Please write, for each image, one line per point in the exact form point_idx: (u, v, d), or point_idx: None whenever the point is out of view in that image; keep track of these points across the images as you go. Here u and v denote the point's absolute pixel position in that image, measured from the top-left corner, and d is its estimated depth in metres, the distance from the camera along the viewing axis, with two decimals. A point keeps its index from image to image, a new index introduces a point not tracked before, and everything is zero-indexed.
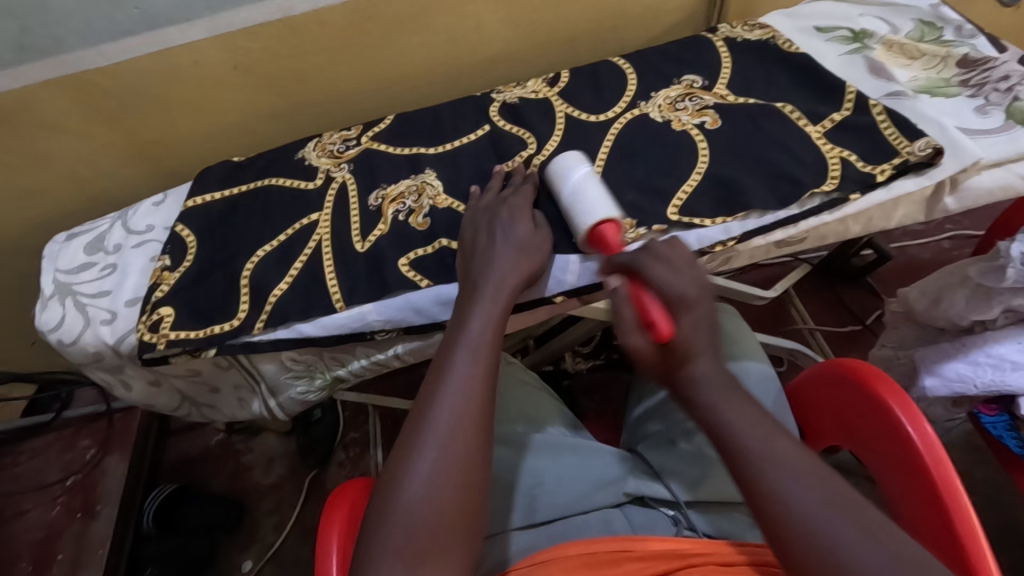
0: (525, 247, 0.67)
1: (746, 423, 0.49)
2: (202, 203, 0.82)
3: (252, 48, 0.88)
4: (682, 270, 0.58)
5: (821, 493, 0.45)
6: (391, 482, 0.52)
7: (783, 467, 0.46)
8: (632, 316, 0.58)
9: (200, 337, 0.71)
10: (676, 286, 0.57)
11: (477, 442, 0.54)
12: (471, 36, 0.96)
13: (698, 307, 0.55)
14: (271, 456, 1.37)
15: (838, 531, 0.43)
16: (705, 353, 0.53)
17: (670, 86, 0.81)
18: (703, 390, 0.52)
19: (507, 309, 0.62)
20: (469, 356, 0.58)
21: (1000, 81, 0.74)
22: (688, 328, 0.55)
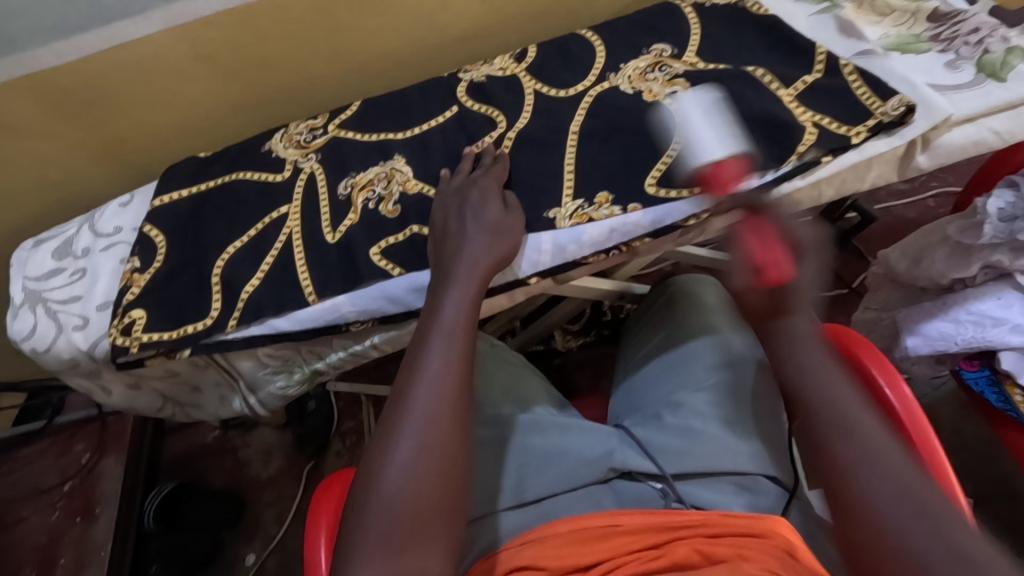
0: (496, 229, 0.65)
1: (835, 389, 0.49)
2: (169, 202, 0.81)
3: (211, 38, 0.85)
4: (800, 224, 0.59)
5: (894, 481, 0.44)
6: (369, 474, 0.52)
7: (857, 438, 0.46)
8: (740, 258, 0.57)
9: (173, 337, 0.70)
10: (802, 232, 0.56)
11: (456, 429, 0.54)
12: (437, 14, 0.94)
13: (816, 257, 0.55)
14: (269, 449, 1.37)
15: (902, 521, 0.42)
16: (806, 311, 0.53)
17: (639, 56, 0.79)
18: (798, 345, 0.52)
19: (480, 291, 0.61)
20: (444, 343, 0.57)
21: (970, 34, 0.72)
22: (804, 275, 0.54)
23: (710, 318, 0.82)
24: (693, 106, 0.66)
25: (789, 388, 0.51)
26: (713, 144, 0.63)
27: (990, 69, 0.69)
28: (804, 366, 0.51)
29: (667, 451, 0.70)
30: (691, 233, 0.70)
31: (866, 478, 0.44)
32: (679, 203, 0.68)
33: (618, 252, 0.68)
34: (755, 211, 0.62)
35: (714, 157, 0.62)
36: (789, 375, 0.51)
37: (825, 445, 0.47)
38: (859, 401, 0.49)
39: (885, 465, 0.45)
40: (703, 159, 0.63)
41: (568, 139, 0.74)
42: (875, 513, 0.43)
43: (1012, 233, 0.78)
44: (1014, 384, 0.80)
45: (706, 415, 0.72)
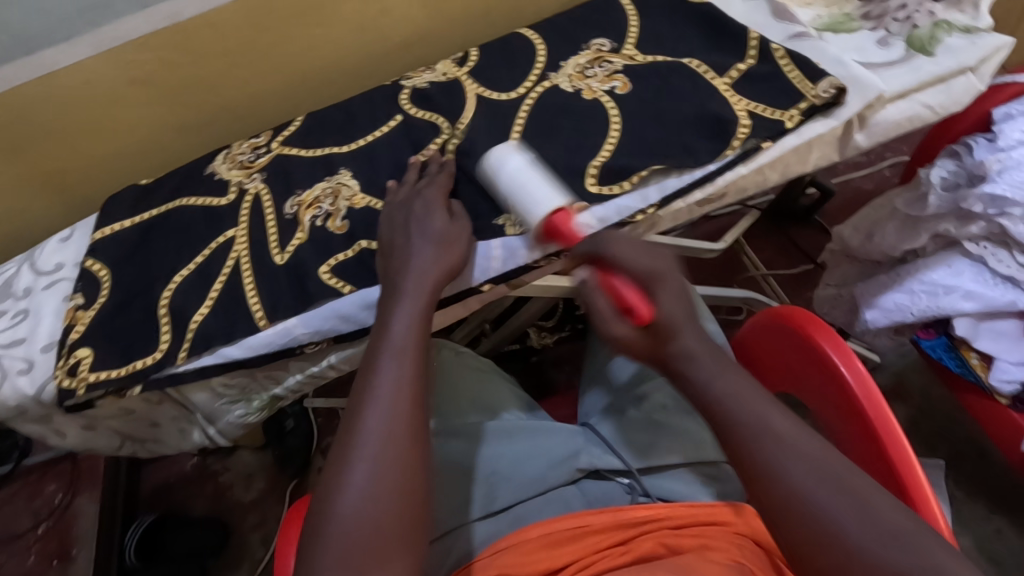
0: (444, 239, 0.65)
1: (727, 380, 0.49)
2: (111, 233, 0.78)
3: (144, 61, 0.83)
4: (646, 250, 0.58)
5: (811, 469, 0.45)
6: (326, 499, 0.51)
7: (777, 442, 0.46)
8: (607, 304, 0.57)
9: (122, 375, 0.67)
10: (649, 263, 0.56)
11: (413, 448, 0.53)
12: (377, 21, 0.92)
13: (674, 285, 0.54)
14: (250, 472, 1.35)
15: (832, 513, 0.43)
16: (691, 328, 0.52)
17: (580, 52, 0.79)
18: (693, 363, 0.51)
19: (430, 307, 0.60)
20: (395, 360, 0.56)
21: (898, 9, 0.73)
22: (668, 307, 0.53)
23: None
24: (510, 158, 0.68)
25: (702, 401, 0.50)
26: (547, 197, 0.64)
27: (919, 44, 0.70)
28: (699, 378, 0.50)
29: (634, 446, 0.69)
30: (640, 228, 0.71)
31: (788, 474, 0.45)
32: (625, 199, 0.68)
33: (569, 253, 0.69)
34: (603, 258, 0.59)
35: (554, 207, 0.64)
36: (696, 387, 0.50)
37: (733, 443, 0.48)
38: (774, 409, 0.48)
39: (805, 460, 0.45)
40: (543, 210, 0.64)
41: (513, 134, 0.74)
42: (811, 521, 0.43)
43: (956, 202, 0.80)
44: (970, 348, 0.82)
45: (671, 407, 0.72)
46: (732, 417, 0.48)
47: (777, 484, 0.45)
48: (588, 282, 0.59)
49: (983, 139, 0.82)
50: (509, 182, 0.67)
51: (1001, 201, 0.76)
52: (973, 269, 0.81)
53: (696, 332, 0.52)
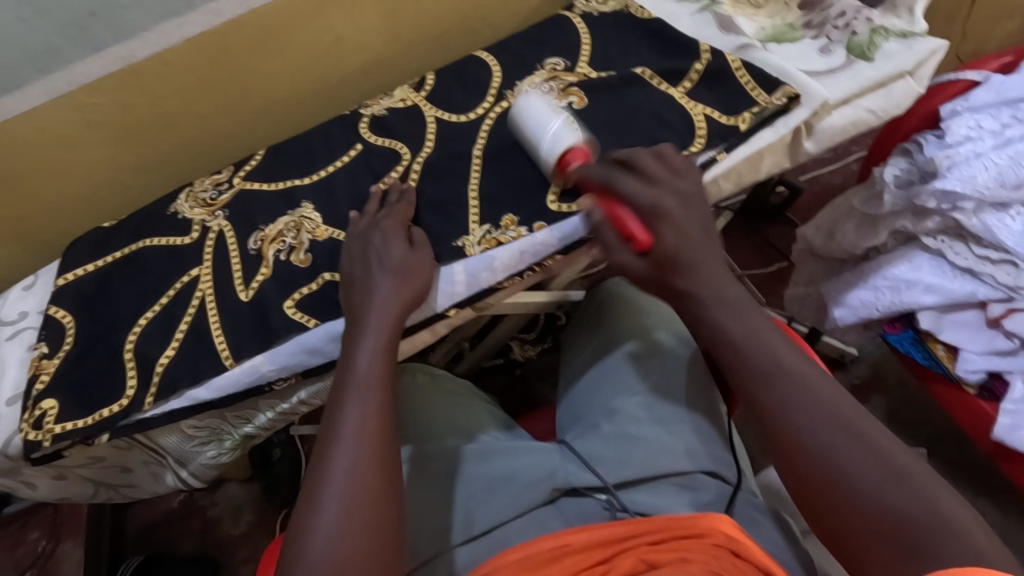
0: (404, 269, 0.64)
1: (755, 329, 0.55)
2: (74, 279, 0.78)
3: (100, 103, 0.82)
4: (660, 180, 0.60)
5: (824, 416, 0.49)
6: (296, 542, 0.50)
7: (803, 387, 0.51)
8: (614, 234, 0.61)
9: (88, 425, 0.67)
10: (649, 200, 0.58)
11: (380, 483, 0.52)
12: (334, 50, 0.92)
13: (677, 222, 0.57)
14: (238, 505, 1.33)
15: (840, 454, 0.47)
16: (696, 266, 0.57)
17: (534, 72, 0.80)
18: (723, 305, 0.56)
19: (393, 340, 0.61)
20: (360, 397, 0.56)
21: (838, 18, 0.75)
22: (670, 239, 0.57)
23: (640, 319, 0.82)
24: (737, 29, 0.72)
25: (718, 342, 0.55)
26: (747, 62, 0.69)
27: (859, 50, 0.72)
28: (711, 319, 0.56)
29: (607, 462, 0.69)
30: (599, 244, 0.72)
31: (801, 417, 0.49)
32: (583, 216, 0.69)
33: (532, 272, 0.69)
34: (609, 190, 0.63)
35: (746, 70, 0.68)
36: (709, 331, 0.56)
37: (752, 390, 0.52)
38: (797, 352, 0.54)
39: (819, 406, 0.49)
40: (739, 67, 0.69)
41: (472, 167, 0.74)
42: (822, 464, 0.48)
43: (910, 199, 0.82)
44: (936, 339, 0.83)
45: (644, 420, 0.72)
46: (751, 370, 0.53)
47: (790, 426, 0.50)
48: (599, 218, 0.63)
49: (933, 135, 0.84)
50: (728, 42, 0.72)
51: (953, 197, 0.78)
52: (931, 263, 0.83)
53: (710, 275, 0.57)
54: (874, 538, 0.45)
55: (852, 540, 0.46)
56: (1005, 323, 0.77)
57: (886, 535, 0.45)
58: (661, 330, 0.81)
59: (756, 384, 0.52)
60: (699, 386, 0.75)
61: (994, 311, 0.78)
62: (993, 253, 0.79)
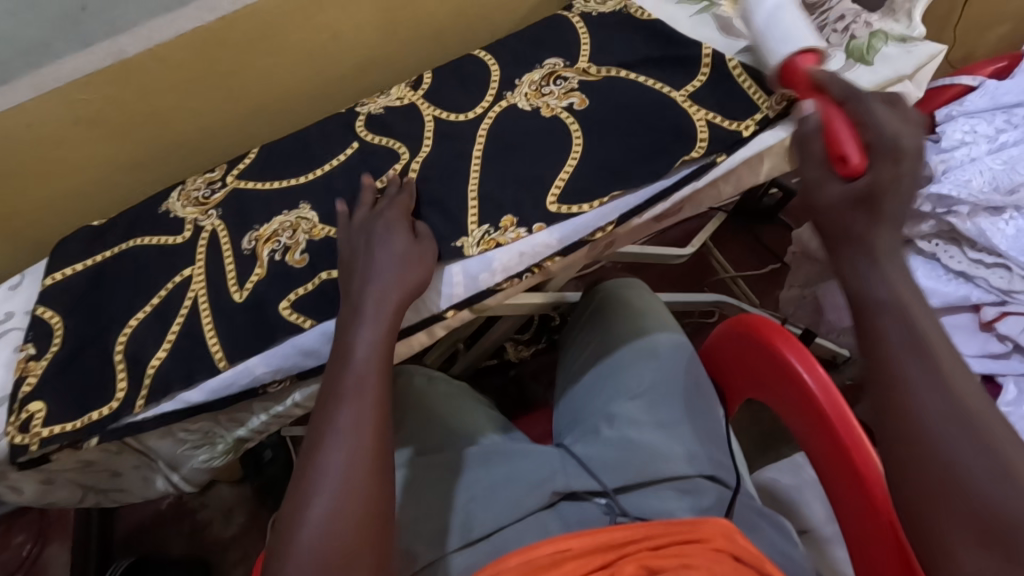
0: (407, 258, 0.64)
1: (899, 294, 0.44)
2: (62, 278, 0.76)
3: (89, 99, 0.81)
4: (900, 122, 0.53)
5: (947, 398, 0.40)
6: (286, 532, 0.49)
7: (929, 364, 0.41)
8: (821, 149, 0.52)
9: (77, 428, 0.65)
10: (887, 128, 0.51)
11: (375, 476, 0.51)
12: (330, 46, 0.91)
13: (905, 163, 0.49)
14: (229, 507, 1.31)
15: (952, 442, 0.39)
16: (895, 213, 0.47)
17: (534, 70, 0.79)
18: (867, 258, 0.46)
19: (390, 333, 0.59)
20: (358, 387, 0.55)
21: (837, 21, 0.75)
22: (888, 175, 0.48)
23: (638, 321, 0.82)
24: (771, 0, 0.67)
25: (857, 301, 0.46)
26: (797, 37, 0.63)
27: (858, 54, 0.72)
28: (857, 275, 0.46)
29: (607, 466, 0.68)
30: (600, 245, 0.72)
31: (917, 395, 0.41)
32: (584, 218, 0.69)
33: (531, 274, 0.68)
34: (840, 106, 0.56)
35: (802, 47, 0.62)
36: (856, 288, 0.46)
37: (872, 358, 0.44)
38: (940, 328, 0.43)
39: (942, 387, 0.41)
40: (790, 48, 0.63)
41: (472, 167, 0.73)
42: (932, 451, 0.40)
43: (905, 203, 0.84)
44: None
45: (644, 424, 0.71)
46: (884, 334, 0.43)
47: (907, 402, 0.41)
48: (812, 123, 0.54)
49: (929, 140, 0.85)
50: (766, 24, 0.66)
51: (949, 201, 0.79)
52: (925, 266, 0.83)
53: (892, 230, 0.47)
54: (970, 544, 0.38)
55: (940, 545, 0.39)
56: (998, 327, 0.78)
57: (985, 541, 0.37)
58: (658, 331, 0.80)
59: (879, 348, 0.43)
60: (697, 389, 0.75)
61: (987, 314, 0.79)
62: (987, 256, 0.79)
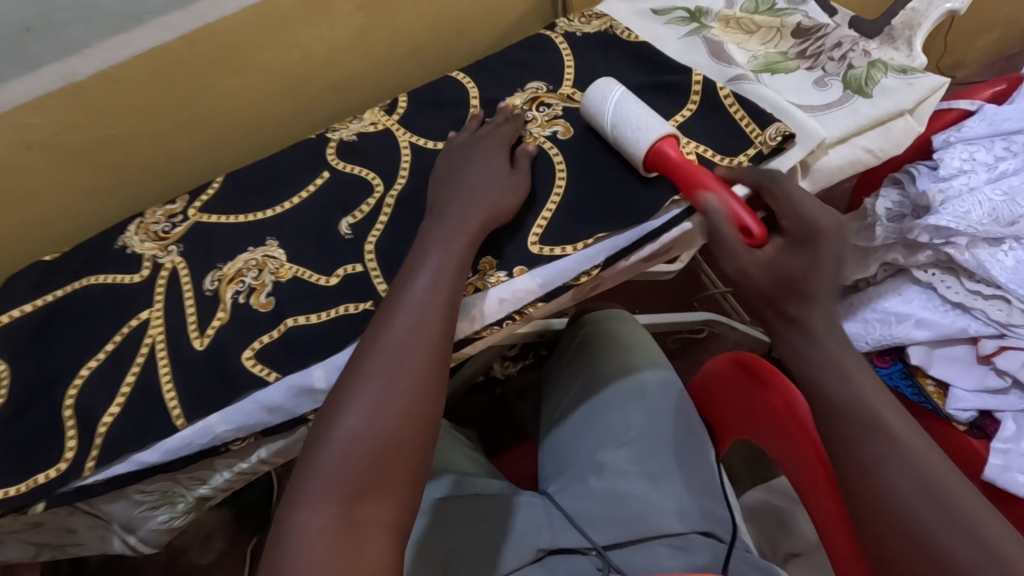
0: (501, 185, 0.65)
1: (827, 355, 0.51)
2: (10, 320, 0.71)
3: (39, 124, 0.75)
4: (817, 203, 0.58)
5: (894, 450, 0.46)
6: (325, 420, 0.50)
7: (871, 420, 0.48)
8: (732, 232, 0.57)
9: (21, 493, 0.60)
10: (802, 218, 0.57)
11: (421, 386, 0.51)
12: (301, 66, 0.86)
13: (818, 249, 0.54)
14: (206, 532, 1.23)
15: (903, 489, 0.45)
16: (821, 293, 0.52)
17: (515, 94, 0.75)
18: (801, 327, 0.52)
19: (462, 256, 0.59)
20: (398, 336, 0.53)
21: (833, 49, 0.72)
22: (807, 261, 0.53)
23: (625, 358, 0.79)
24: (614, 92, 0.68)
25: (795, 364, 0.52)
26: (654, 124, 0.64)
27: (856, 85, 0.69)
28: (794, 342, 0.53)
29: (597, 521, 0.65)
30: (584, 289, 0.68)
31: (872, 447, 0.47)
32: (567, 261, 0.64)
33: (512, 321, 0.64)
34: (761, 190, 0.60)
35: (660, 133, 0.64)
36: (791, 355, 0.52)
37: (824, 414, 0.50)
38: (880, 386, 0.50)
39: (889, 438, 0.46)
40: (651, 135, 0.64)
41: None
42: (887, 499, 0.45)
43: (903, 233, 0.79)
44: (926, 374, 0.79)
45: (634, 473, 0.68)
46: (827, 393, 0.50)
47: (876, 482, 0.45)
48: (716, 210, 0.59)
49: (925, 167, 0.83)
50: (616, 121, 0.66)
51: (947, 232, 0.76)
52: (922, 296, 0.81)
53: (827, 301, 0.53)
54: None
55: None
56: (997, 361, 0.74)
57: None
58: (648, 370, 0.77)
59: (826, 407, 0.49)
60: (688, 436, 0.72)
61: (985, 347, 0.75)
62: (986, 287, 0.76)
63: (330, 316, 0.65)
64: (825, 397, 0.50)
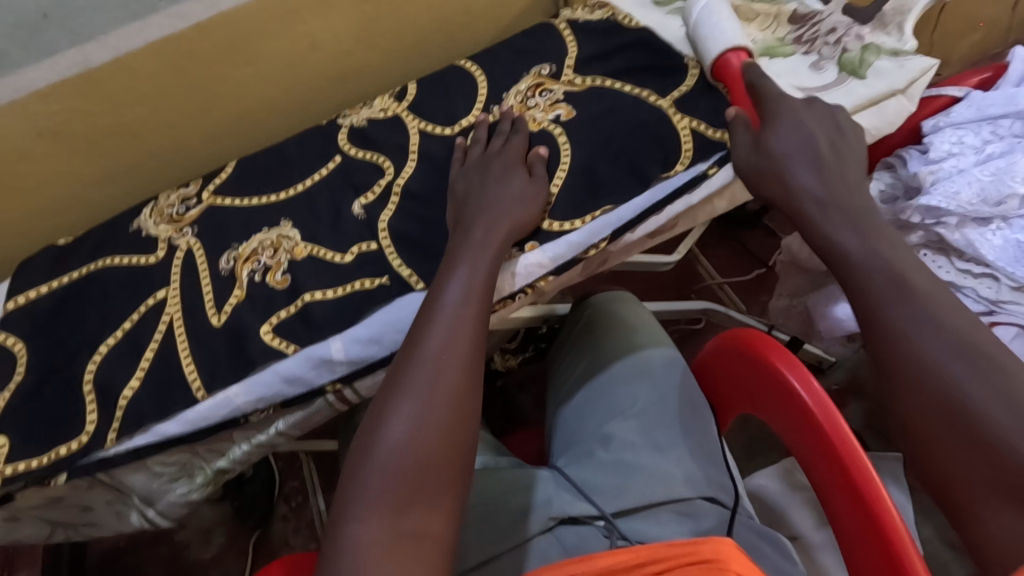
0: (522, 199, 0.66)
1: (901, 249, 0.54)
2: (26, 302, 0.72)
3: (54, 111, 0.77)
4: (795, 123, 0.64)
5: (950, 339, 0.47)
6: (376, 415, 0.51)
7: (909, 299, 0.50)
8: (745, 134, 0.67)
9: (43, 464, 0.61)
10: (811, 124, 0.64)
11: (460, 392, 0.52)
12: (309, 56, 0.88)
13: (795, 154, 0.62)
14: (208, 527, 1.19)
15: (960, 374, 0.46)
16: (824, 214, 0.58)
17: (520, 82, 0.77)
18: (841, 231, 0.57)
19: (489, 268, 0.60)
20: (443, 331, 0.55)
21: (829, 34, 0.76)
22: (830, 182, 0.60)
23: (630, 336, 0.81)
24: (609, 41, 0.74)
25: (833, 257, 0.57)
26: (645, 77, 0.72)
27: (850, 67, 0.72)
28: (843, 247, 0.56)
29: (603, 490, 0.67)
30: (593, 262, 0.71)
31: (919, 336, 0.48)
32: (576, 235, 0.67)
33: (525, 294, 0.67)
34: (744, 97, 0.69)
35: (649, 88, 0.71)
36: (829, 250, 0.57)
37: (866, 301, 0.52)
38: (921, 272, 0.52)
39: (935, 323, 0.48)
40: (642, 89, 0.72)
41: (458, 163, 0.72)
42: (944, 383, 0.46)
43: (896, 214, 0.83)
44: None
45: (641, 445, 0.70)
46: (869, 275, 0.53)
47: (940, 379, 0.46)
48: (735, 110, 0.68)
49: (916, 151, 0.86)
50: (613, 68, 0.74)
51: (938, 212, 0.79)
52: None
53: (869, 216, 0.57)
54: (987, 478, 0.43)
55: (959, 478, 0.45)
56: None
57: (999, 478, 0.43)
58: (651, 348, 0.79)
59: (871, 298, 0.52)
60: (692, 408, 0.73)
61: None
62: (975, 266, 0.79)
63: (346, 292, 0.67)
64: (879, 320, 0.51)
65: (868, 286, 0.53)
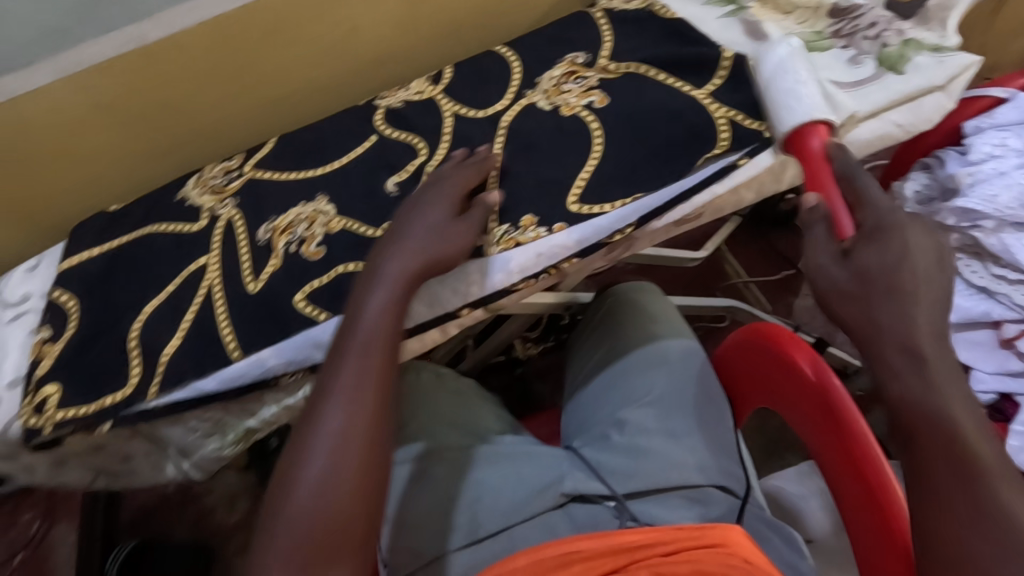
0: (437, 232, 0.62)
1: (946, 386, 0.47)
2: (78, 263, 0.76)
3: (110, 84, 0.81)
4: (921, 249, 0.51)
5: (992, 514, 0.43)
6: (294, 455, 0.50)
7: (963, 469, 0.44)
8: (823, 232, 0.56)
9: (90, 412, 0.66)
10: (897, 238, 0.52)
11: (363, 430, 0.51)
12: (350, 39, 0.90)
13: (905, 239, 0.51)
14: (234, 493, 1.24)
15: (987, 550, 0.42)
16: (914, 321, 0.49)
17: (554, 68, 0.79)
18: (892, 375, 0.48)
19: (404, 298, 0.58)
20: (360, 359, 0.53)
21: (869, 28, 0.75)
22: (893, 314, 0.49)
23: (649, 325, 0.82)
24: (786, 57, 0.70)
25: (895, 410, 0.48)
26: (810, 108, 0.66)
27: (889, 63, 0.72)
28: (894, 386, 0.48)
29: (615, 472, 0.68)
30: (616, 248, 0.72)
31: (958, 518, 0.43)
32: (602, 220, 0.68)
33: (548, 275, 0.68)
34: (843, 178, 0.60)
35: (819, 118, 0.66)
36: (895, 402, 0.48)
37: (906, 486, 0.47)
38: (965, 406, 0.46)
39: (974, 490, 0.43)
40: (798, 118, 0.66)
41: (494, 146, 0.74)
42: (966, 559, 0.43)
43: (930, 215, 0.82)
44: None
45: (656, 432, 0.71)
46: (924, 439, 0.46)
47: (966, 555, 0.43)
48: (818, 208, 0.58)
49: (955, 152, 0.85)
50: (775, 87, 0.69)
51: (973, 215, 0.78)
52: None
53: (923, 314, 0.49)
54: None
55: None
56: (1018, 344, 0.75)
57: None
58: (669, 339, 0.80)
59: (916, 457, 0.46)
60: (708, 401, 0.74)
61: (1008, 331, 0.76)
62: (1010, 272, 0.77)
63: None
64: (924, 487, 0.46)
65: (925, 437, 0.46)
